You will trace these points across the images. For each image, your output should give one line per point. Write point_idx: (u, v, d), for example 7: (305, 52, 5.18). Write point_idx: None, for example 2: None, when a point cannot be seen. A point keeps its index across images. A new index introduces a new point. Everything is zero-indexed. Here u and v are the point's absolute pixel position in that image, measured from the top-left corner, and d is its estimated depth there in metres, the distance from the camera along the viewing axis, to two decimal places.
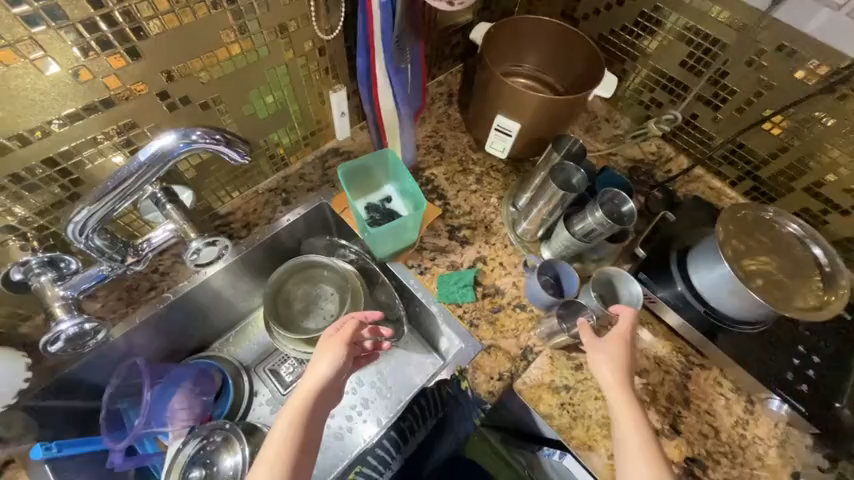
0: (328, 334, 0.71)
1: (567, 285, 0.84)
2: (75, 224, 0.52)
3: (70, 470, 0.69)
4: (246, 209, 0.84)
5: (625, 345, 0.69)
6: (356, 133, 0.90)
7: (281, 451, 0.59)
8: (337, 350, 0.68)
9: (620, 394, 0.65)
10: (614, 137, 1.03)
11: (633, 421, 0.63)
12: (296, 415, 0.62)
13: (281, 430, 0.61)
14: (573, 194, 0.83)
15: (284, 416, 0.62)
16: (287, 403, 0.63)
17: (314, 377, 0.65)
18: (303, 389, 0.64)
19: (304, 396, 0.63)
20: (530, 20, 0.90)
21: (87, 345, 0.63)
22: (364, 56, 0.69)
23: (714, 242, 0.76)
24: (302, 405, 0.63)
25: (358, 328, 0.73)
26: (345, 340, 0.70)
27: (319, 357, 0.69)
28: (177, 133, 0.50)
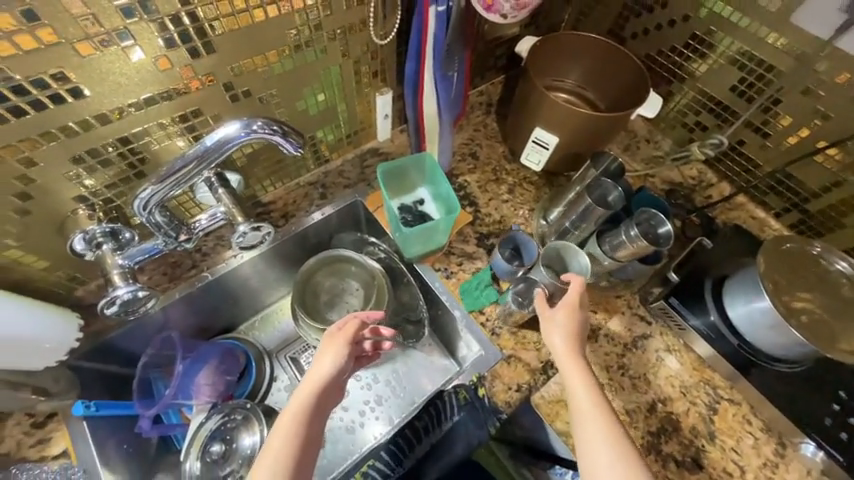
0: (329, 333, 0.72)
1: (527, 255, 0.88)
2: (141, 200, 0.56)
3: (104, 430, 0.73)
4: (286, 200, 0.88)
5: (574, 320, 0.69)
6: (396, 135, 0.92)
7: (285, 446, 0.61)
8: (340, 349, 0.69)
9: (572, 363, 0.66)
10: (653, 159, 1.01)
11: (583, 382, 0.64)
12: (298, 412, 0.63)
13: (285, 424, 0.62)
14: (608, 210, 0.82)
15: (287, 415, 0.63)
16: (290, 399, 0.65)
17: (316, 376, 0.66)
18: (305, 387, 0.65)
19: (307, 394, 0.65)
20: (575, 36, 0.91)
21: (137, 313, 0.67)
22: (414, 61, 0.71)
23: (754, 274, 0.73)
24: (304, 403, 0.64)
25: (358, 327, 0.73)
26: (347, 340, 0.71)
27: (320, 356, 0.69)
28: (240, 123, 0.54)
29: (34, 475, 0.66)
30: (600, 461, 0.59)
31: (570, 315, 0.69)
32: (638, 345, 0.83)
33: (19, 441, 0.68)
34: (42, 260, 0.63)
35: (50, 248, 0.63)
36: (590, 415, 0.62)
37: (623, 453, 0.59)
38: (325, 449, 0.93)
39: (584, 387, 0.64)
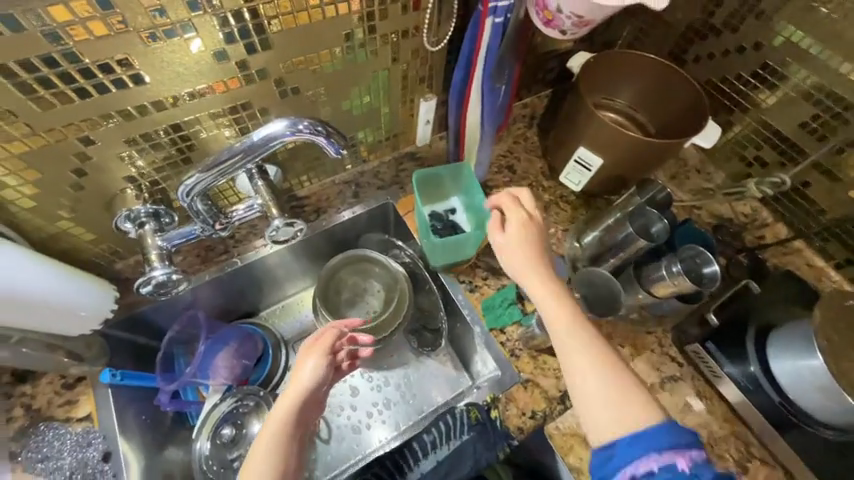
0: (306, 345, 0.70)
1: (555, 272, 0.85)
2: (185, 187, 0.58)
3: (126, 399, 0.75)
4: (320, 196, 0.89)
5: (532, 234, 0.68)
6: (435, 141, 0.91)
7: (272, 455, 0.62)
8: (320, 361, 0.68)
9: (543, 286, 0.65)
10: (701, 190, 0.96)
11: (554, 299, 0.63)
12: (281, 424, 0.64)
13: (270, 435, 0.63)
14: (650, 243, 0.77)
15: (273, 422, 0.64)
16: (272, 410, 0.65)
17: (299, 387, 0.66)
18: (285, 399, 0.65)
19: (288, 407, 0.64)
20: (633, 56, 0.86)
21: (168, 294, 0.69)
22: (463, 70, 0.70)
23: (807, 331, 0.68)
24: (287, 414, 0.64)
25: (338, 337, 0.72)
26: (326, 350, 0.69)
27: (300, 366, 0.68)
28: (286, 122, 0.55)
29: (59, 436, 0.69)
30: (595, 401, 0.57)
31: (521, 230, 0.68)
32: (665, 386, 0.78)
33: (49, 399, 0.71)
34: (90, 233, 0.66)
35: (97, 222, 0.65)
36: (574, 351, 0.60)
37: (618, 382, 0.58)
38: (330, 444, 0.94)
39: (564, 319, 0.62)
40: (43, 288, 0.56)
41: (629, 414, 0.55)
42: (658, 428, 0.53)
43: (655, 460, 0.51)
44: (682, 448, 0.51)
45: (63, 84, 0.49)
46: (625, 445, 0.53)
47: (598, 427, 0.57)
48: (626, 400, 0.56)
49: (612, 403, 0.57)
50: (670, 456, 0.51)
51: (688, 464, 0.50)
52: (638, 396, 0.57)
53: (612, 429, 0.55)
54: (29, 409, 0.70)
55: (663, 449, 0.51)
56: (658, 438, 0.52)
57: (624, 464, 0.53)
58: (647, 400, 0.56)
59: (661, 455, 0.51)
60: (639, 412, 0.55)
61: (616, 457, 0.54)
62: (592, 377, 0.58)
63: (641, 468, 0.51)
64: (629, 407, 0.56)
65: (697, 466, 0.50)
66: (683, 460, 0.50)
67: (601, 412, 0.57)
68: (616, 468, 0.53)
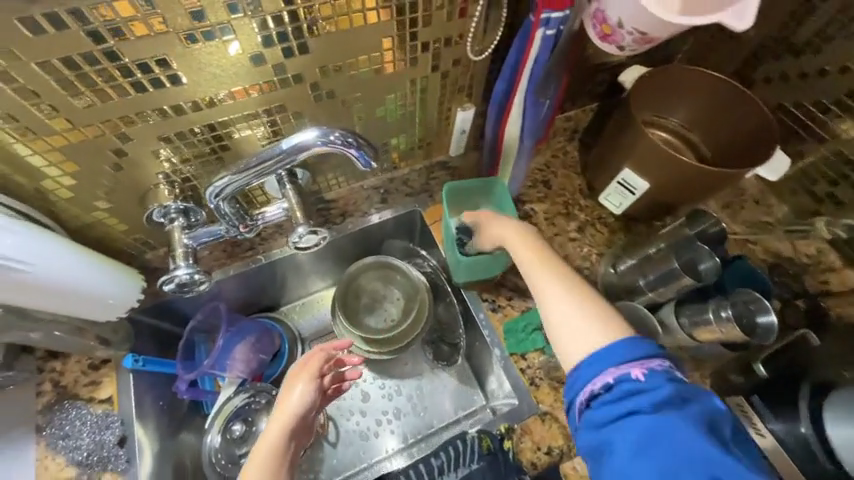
0: (294, 371, 0.73)
1: None
2: (215, 189, 0.58)
3: (146, 384, 0.77)
4: (347, 200, 0.87)
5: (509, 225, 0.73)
6: (468, 152, 0.87)
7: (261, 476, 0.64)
8: (307, 386, 0.71)
9: (519, 248, 0.70)
10: (759, 224, 0.86)
11: (528, 246, 0.69)
12: (271, 450, 0.66)
13: (259, 463, 0.64)
14: (696, 282, 0.70)
15: (263, 444, 0.67)
16: (262, 434, 0.67)
17: (287, 410, 0.69)
18: (275, 425, 0.68)
19: (278, 432, 0.67)
20: (693, 72, 0.78)
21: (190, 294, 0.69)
22: (506, 82, 0.66)
23: None
24: (276, 437, 0.67)
25: (326, 362, 0.73)
26: (313, 376, 0.72)
27: (290, 389, 0.71)
28: (318, 131, 0.55)
29: (80, 417, 0.71)
30: (565, 330, 0.61)
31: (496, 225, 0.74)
32: None
33: (76, 378, 0.74)
34: (122, 223, 0.68)
35: (131, 214, 0.67)
36: (546, 288, 0.65)
37: (588, 312, 0.61)
38: (337, 449, 0.93)
39: (536, 266, 0.67)
40: (76, 276, 0.58)
41: (595, 336, 0.58)
42: (618, 345, 0.56)
43: (611, 374, 0.54)
44: (641, 359, 0.54)
45: (102, 82, 0.50)
46: (587, 364, 0.56)
47: (568, 352, 0.60)
48: (593, 325, 0.59)
49: (583, 329, 0.60)
50: (626, 368, 0.54)
51: (642, 373, 0.53)
52: (607, 321, 0.60)
53: (580, 352, 0.59)
54: (58, 386, 0.73)
55: (620, 363, 0.54)
56: (618, 351, 0.55)
57: (586, 381, 0.55)
58: (614, 324, 0.59)
59: (617, 369, 0.54)
60: (605, 334, 0.58)
61: (579, 376, 0.56)
62: (562, 309, 0.62)
63: (599, 383, 0.54)
64: (596, 331, 0.59)
65: (651, 375, 0.53)
66: (640, 369, 0.53)
67: (570, 338, 0.60)
68: (578, 389, 0.56)
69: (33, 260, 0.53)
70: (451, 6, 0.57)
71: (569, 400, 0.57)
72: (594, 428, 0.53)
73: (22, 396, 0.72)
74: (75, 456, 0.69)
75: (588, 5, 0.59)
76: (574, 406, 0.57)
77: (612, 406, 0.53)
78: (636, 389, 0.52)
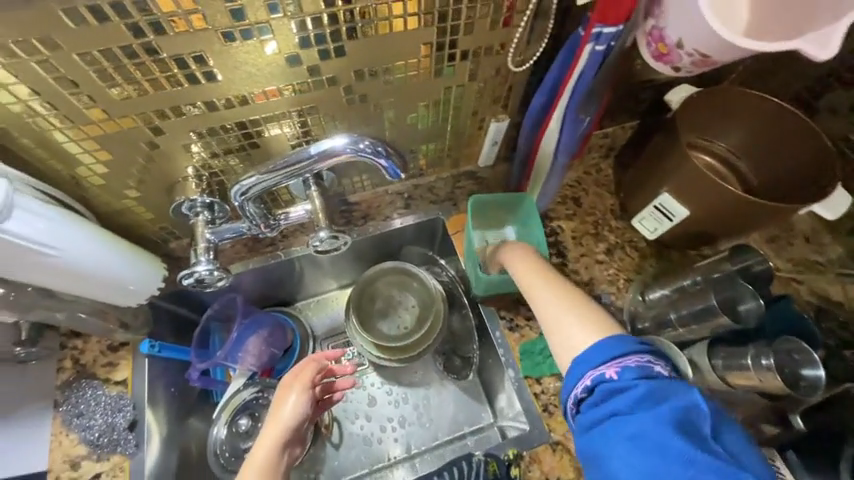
0: (285, 382, 0.72)
1: None
2: (241, 187, 0.58)
3: (159, 369, 0.78)
4: (370, 204, 0.86)
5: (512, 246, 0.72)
6: (498, 163, 0.85)
7: None
8: (301, 395, 0.70)
9: (523, 262, 0.68)
10: (806, 262, 0.80)
11: (534, 271, 0.67)
12: (265, 463, 0.65)
13: (254, 477, 0.63)
14: (735, 324, 0.65)
15: (257, 453, 0.66)
16: (255, 447, 0.66)
17: (281, 420, 0.68)
18: (269, 436, 0.67)
19: (271, 443, 0.66)
20: (749, 96, 0.72)
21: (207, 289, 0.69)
22: (546, 96, 0.64)
23: None
24: (271, 447, 0.66)
25: (319, 371, 0.73)
26: (307, 384, 0.72)
27: (283, 398, 0.71)
28: (348, 138, 0.54)
29: (95, 397, 0.73)
30: (558, 328, 0.59)
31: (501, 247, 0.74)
32: None
33: (95, 357, 0.76)
34: (149, 212, 0.69)
35: (159, 203, 0.68)
36: (540, 292, 0.64)
37: (579, 311, 0.59)
38: (339, 451, 0.92)
39: (534, 274, 0.66)
40: (101, 262, 0.59)
41: (586, 332, 0.57)
42: (597, 346, 0.53)
43: (590, 376, 0.52)
44: (616, 357, 0.52)
45: (139, 75, 0.50)
46: (572, 370, 0.54)
47: (562, 351, 0.58)
48: (585, 324, 0.57)
49: (576, 327, 0.58)
50: (602, 368, 0.52)
51: (617, 372, 0.51)
52: (598, 320, 0.58)
53: (573, 350, 0.57)
54: (78, 364, 0.75)
55: (596, 364, 0.52)
56: (596, 352, 0.53)
57: (570, 386, 0.53)
58: (605, 321, 0.58)
59: (595, 370, 0.52)
60: (596, 331, 0.56)
61: (565, 383, 0.54)
62: (554, 308, 0.61)
63: (580, 387, 0.52)
64: (586, 327, 0.57)
65: (626, 372, 0.51)
66: (613, 369, 0.51)
67: (563, 336, 0.58)
68: (565, 397, 0.54)
69: (60, 245, 0.54)
70: (497, 14, 0.55)
71: (563, 406, 0.55)
72: (583, 433, 0.51)
73: (44, 370, 0.75)
74: (87, 435, 0.71)
75: (645, 21, 0.56)
76: (567, 412, 0.55)
77: (595, 408, 0.51)
78: (613, 389, 0.50)
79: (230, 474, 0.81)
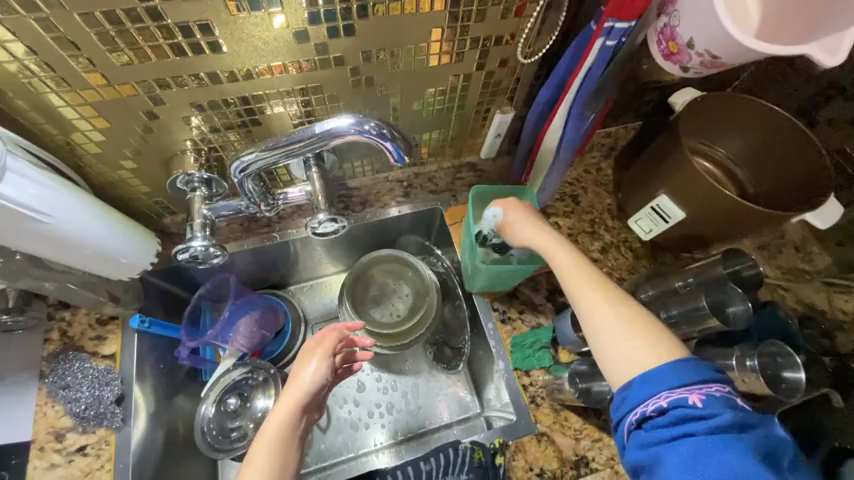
0: (308, 347, 0.70)
1: None
2: (241, 164, 0.57)
3: (148, 345, 0.78)
4: (370, 190, 0.85)
5: (543, 230, 0.65)
6: (499, 156, 0.84)
7: (270, 454, 0.60)
8: (322, 362, 0.68)
9: (539, 238, 0.64)
10: (794, 270, 0.82)
11: (572, 255, 0.62)
12: (281, 427, 0.62)
13: (269, 444, 0.61)
14: (723, 325, 0.67)
15: (275, 420, 0.63)
16: (273, 413, 0.63)
17: (300, 389, 0.65)
18: (286, 401, 0.64)
19: (290, 408, 0.63)
20: (751, 103, 0.73)
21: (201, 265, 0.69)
22: (553, 90, 0.64)
23: None
24: (288, 415, 0.63)
25: (339, 341, 0.72)
26: (328, 352, 0.70)
27: (302, 365, 0.68)
28: (354, 119, 0.54)
29: (82, 370, 0.72)
30: (613, 344, 0.54)
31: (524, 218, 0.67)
32: None
33: (83, 330, 0.75)
34: (145, 185, 0.68)
35: (155, 177, 0.67)
36: (590, 298, 0.58)
37: (638, 325, 0.54)
38: (327, 434, 0.92)
39: (577, 269, 0.60)
40: (92, 232, 0.58)
41: (649, 350, 0.52)
42: (671, 367, 0.50)
43: (665, 397, 0.48)
44: (698, 384, 0.48)
45: (142, 41, 0.49)
46: (639, 384, 0.50)
47: (616, 369, 0.54)
48: (647, 342, 0.53)
49: (636, 345, 0.53)
50: (682, 392, 0.48)
51: (700, 399, 0.47)
52: (654, 331, 0.54)
53: (630, 370, 0.52)
54: (65, 336, 0.74)
55: (675, 387, 0.49)
56: (670, 375, 0.49)
57: (637, 402, 0.50)
58: (667, 336, 0.54)
59: (671, 392, 0.49)
60: (658, 351, 0.52)
61: (630, 397, 0.51)
62: (607, 321, 0.56)
63: (652, 405, 0.49)
64: (648, 345, 0.53)
65: (710, 400, 0.47)
66: (695, 396, 0.48)
67: (619, 354, 0.54)
68: (626, 411, 0.51)
69: (54, 213, 0.53)
70: (509, 2, 0.55)
71: (617, 418, 0.52)
72: (642, 447, 0.49)
73: (31, 340, 0.74)
74: (73, 407, 0.70)
75: (657, 20, 0.57)
76: (621, 426, 0.51)
77: (664, 430, 0.48)
78: (694, 415, 0.47)
79: (216, 453, 0.80)
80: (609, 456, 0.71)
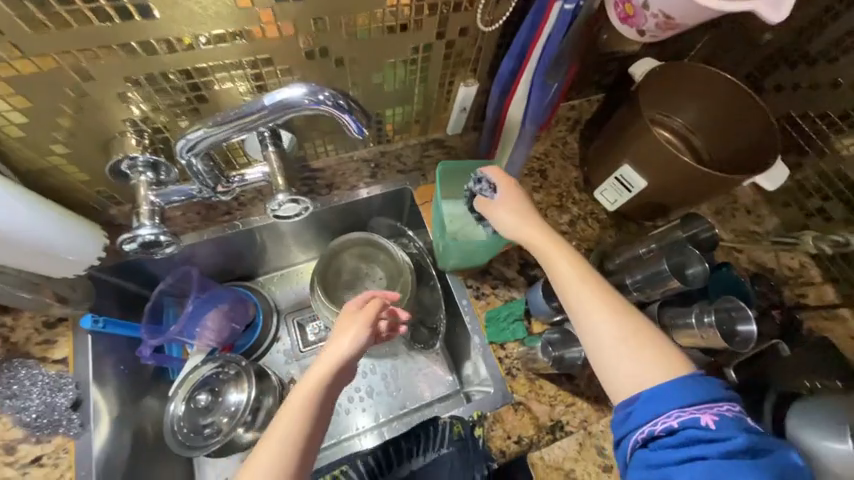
0: (348, 310, 0.68)
1: None
2: (188, 142, 0.53)
3: (106, 347, 0.75)
4: (335, 171, 0.82)
5: (534, 222, 0.67)
6: (467, 131, 0.83)
7: (295, 424, 0.57)
8: (361, 330, 0.65)
9: (528, 230, 0.66)
10: (747, 233, 0.86)
11: (561, 248, 0.64)
12: (307, 397, 0.59)
13: (296, 412, 0.58)
14: (683, 286, 0.69)
15: (300, 393, 0.59)
16: (302, 379, 0.60)
17: (333, 355, 0.62)
18: (318, 370, 0.61)
19: (321, 376, 0.60)
20: (706, 73, 0.75)
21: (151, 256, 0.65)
22: (514, 59, 0.64)
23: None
24: (315, 387, 0.60)
25: (379, 309, 0.68)
26: (368, 319, 0.66)
27: (338, 334, 0.65)
28: (307, 89, 0.50)
29: (31, 376, 0.67)
30: (615, 355, 0.57)
31: (511, 203, 0.68)
32: None
33: (28, 335, 0.70)
34: (84, 174, 0.62)
35: (95, 164, 0.61)
36: (592, 310, 0.60)
37: (641, 336, 0.58)
38: None
39: (566, 263, 0.63)
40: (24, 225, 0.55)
41: (647, 357, 0.56)
42: (682, 384, 0.52)
43: (676, 417, 0.51)
44: (710, 405, 0.51)
45: (57, 6, 0.44)
46: (646, 400, 0.53)
47: (619, 382, 0.56)
48: (655, 355, 0.56)
49: (642, 359, 0.56)
50: (694, 412, 0.50)
51: (713, 420, 0.50)
52: (643, 329, 0.58)
53: (634, 385, 0.55)
54: (7, 342, 0.69)
55: (686, 407, 0.51)
56: (681, 393, 0.52)
57: (644, 421, 0.52)
58: (659, 339, 0.58)
59: (682, 412, 0.51)
60: (665, 366, 0.55)
61: (635, 414, 0.53)
62: (609, 330, 0.58)
63: (660, 425, 0.51)
64: (652, 355, 0.56)
65: (722, 421, 0.50)
66: (707, 415, 0.50)
67: (625, 366, 0.56)
68: (634, 427, 0.53)
69: None
70: None
71: (624, 437, 0.54)
72: (652, 467, 0.50)
73: None
74: (23, 417, 0.65)
75: None
76: (627, 444, 0.53)
77: (674, 449, 0.50)
78: (705, 436, 0.49)
79: (190, 451, 0.77)
80: (583, 418, 0.73)
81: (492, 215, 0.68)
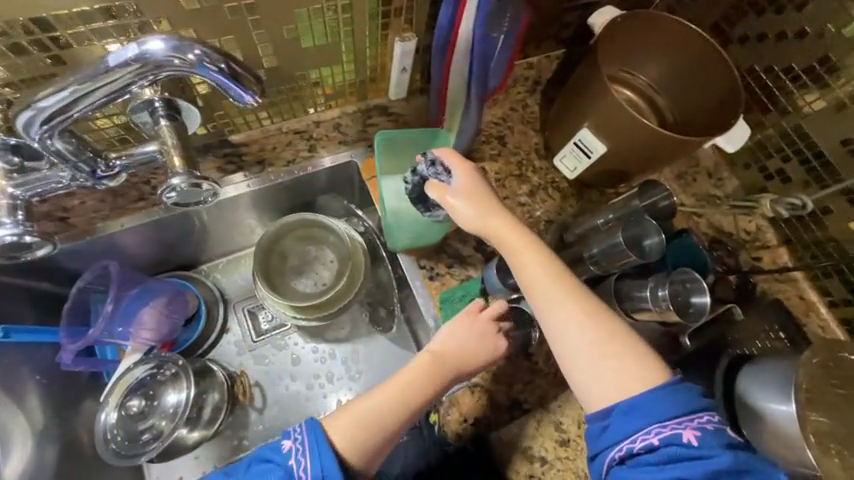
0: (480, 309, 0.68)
1: None
2: (36, 113, 0.44)
3: (15, 357, 0.67)
4: (263, 144, 0.73)
5: (494, 215, 0.61)
6: (412, 95, 0.75)
7: (398, 402, 0.62)
8: (490, 351, 0.66)
9: (494, 225, 0.61)
10: (707, 197, 0.83)
11: (528, 247, 0.59)
12: (423, 387, 0.64)
13: (405, 388, 0.63)
14: (641, 258, 0.66)
15: (423, 376, 0.64)
16: (427, 366, 0.64)
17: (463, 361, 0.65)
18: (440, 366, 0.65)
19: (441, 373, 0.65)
20: (668, 22, 0.68)
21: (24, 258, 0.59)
22: (452, 6, 0.56)
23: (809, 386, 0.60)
24: (432, 383, 0.64)
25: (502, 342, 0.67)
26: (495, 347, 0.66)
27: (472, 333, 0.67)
28: (168, 44, 0.41)
29: None
30: (591, 362, 0.55)
31: (474, 199, 0.61)
32: None
33: None
34: None
35: None
36: (562, 313, 0.56)
37: (615, 342, 0.55)
38: (264, 415, 0.81)
39: (532, 265, 0.59)
40: None
41: (625, 366, 0.54)
42: (668, 401, 0.51)
43: (657, 434, 0.50)
44: (692, 421, 0.50)
45: None
46: (622, 414, 0.52)
47: (592, 392, 0.54)
48: (631, 363, 0.54)
49: (618, 367, 0.54)
50: (676, 429, 0.50)
51: (695, 436, 0.49)
52: (619, 336, 0.56)
53: (611, 394, 0.53)
54: None
55: (668, 424, 0.50)
56: (665, 408, 0.51)
57: (623, 438, 0.51)
58: (639, 348, 0.55)
59: (663, 429, 0.50)
60: (639, 374, 0.53)
61: (612, 429, 0.52)
62: (582, 338, 0.56)
63: (640, 442, 0.50)
64: (628, 364, 0.54)
65: (704, 437, 0.49)
66: (689, 432, 0.49)
67: (599, 378, 0.54)
68: (612, 444, 0.51)
69: None
70: None
71: (599, 452, 0.52)
72: None
73: None
74: None
75: None
76: (602, 459, 0.52)
77: (653, 468, 0.49)
78: (686, 453, 0.49)
79: (128, 460, 0.72)
80: (540, 396, 0.71)
81: (447, 207, 0.62)
